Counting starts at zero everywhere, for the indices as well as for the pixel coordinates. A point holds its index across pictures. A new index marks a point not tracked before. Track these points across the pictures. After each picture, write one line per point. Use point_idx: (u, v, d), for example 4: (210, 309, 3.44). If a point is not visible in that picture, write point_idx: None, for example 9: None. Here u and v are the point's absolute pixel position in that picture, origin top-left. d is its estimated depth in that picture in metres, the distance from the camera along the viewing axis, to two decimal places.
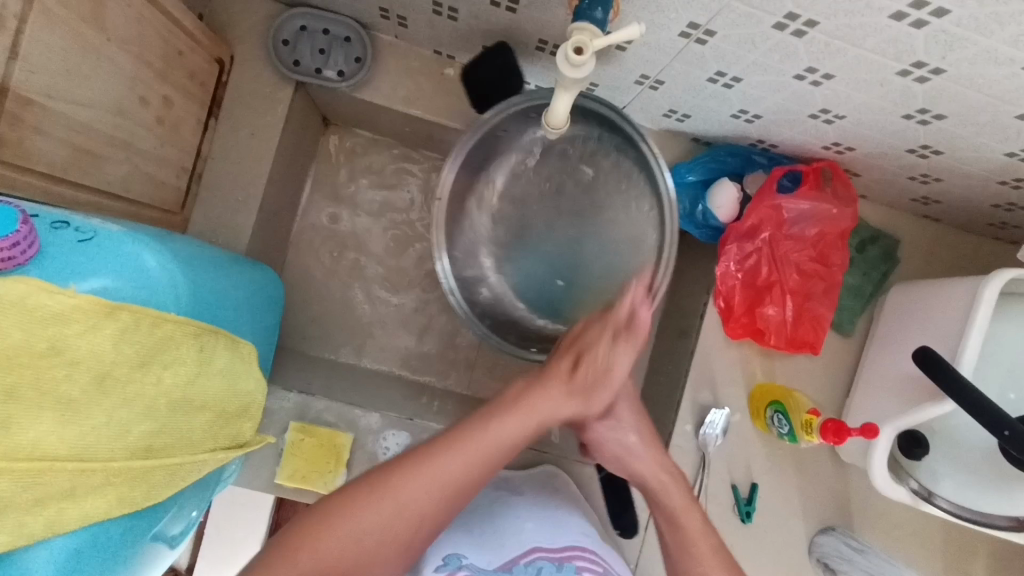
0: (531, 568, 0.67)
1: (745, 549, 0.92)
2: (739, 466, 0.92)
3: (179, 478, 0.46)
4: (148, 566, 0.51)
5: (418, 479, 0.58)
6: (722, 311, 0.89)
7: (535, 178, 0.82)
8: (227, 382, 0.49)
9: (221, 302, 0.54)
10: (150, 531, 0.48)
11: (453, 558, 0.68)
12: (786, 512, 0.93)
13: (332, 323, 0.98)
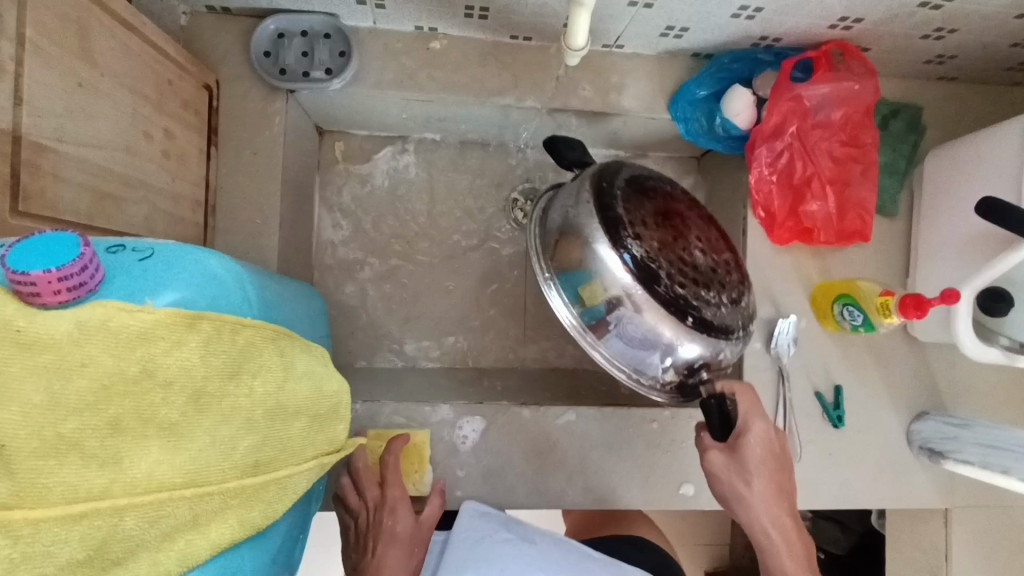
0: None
1: (843, 453, 0.90)
2: (816, 372, 0.90)
3: (291, 491, 0.44)
4: None
5: (402, 542, 0.75)
6: (764, 221, 0.87)
7: None
8: (313, 385, 0.47)
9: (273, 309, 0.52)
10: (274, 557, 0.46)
11: None
12: (874, 407, 0.91)
13: (377, 329, 0.97)
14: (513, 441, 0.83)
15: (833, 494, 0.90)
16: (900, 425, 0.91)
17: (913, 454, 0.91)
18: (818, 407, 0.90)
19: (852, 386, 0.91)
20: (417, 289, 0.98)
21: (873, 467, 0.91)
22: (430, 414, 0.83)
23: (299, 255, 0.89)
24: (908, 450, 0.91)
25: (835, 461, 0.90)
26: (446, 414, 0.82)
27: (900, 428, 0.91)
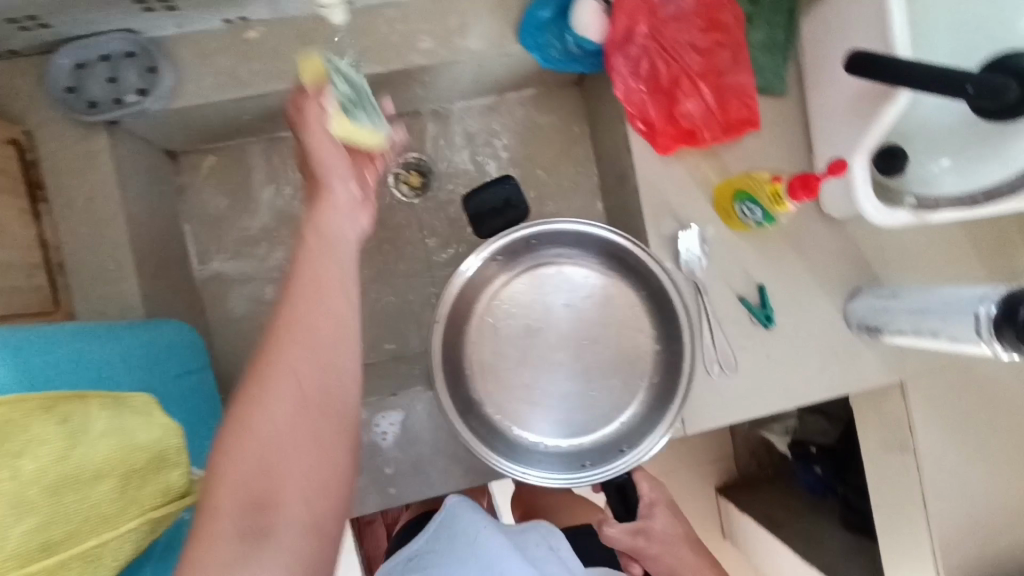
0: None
1: (780, 352, 0.87)
2: (735, 275, 0.86)
3: (108, 555, 0.44)
4: None
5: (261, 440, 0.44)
6: (645, 132, 0.81)
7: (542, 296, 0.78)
8: (118, 442, 0.46)
9: (59, 375, 0.56)
10: None
11: None
12: (803, 297, 0.87)
13: None
14: (438, 423, 0.81)
15: (779, 395, 0.88)
16: (834, 310, 0.88)
17: (853, 334, 0.88)
18: (744, 312, 0.87)
19: (775, 282, 0.87)
20: None
21: (815, 359, 0.88)
22: None
23: (179, 288, 0.85)
24: (847, 332, 0.88)
25: (770, 361, 0.87)
26: (362, 414, 0.80)
27: (835, 313, 0.88)
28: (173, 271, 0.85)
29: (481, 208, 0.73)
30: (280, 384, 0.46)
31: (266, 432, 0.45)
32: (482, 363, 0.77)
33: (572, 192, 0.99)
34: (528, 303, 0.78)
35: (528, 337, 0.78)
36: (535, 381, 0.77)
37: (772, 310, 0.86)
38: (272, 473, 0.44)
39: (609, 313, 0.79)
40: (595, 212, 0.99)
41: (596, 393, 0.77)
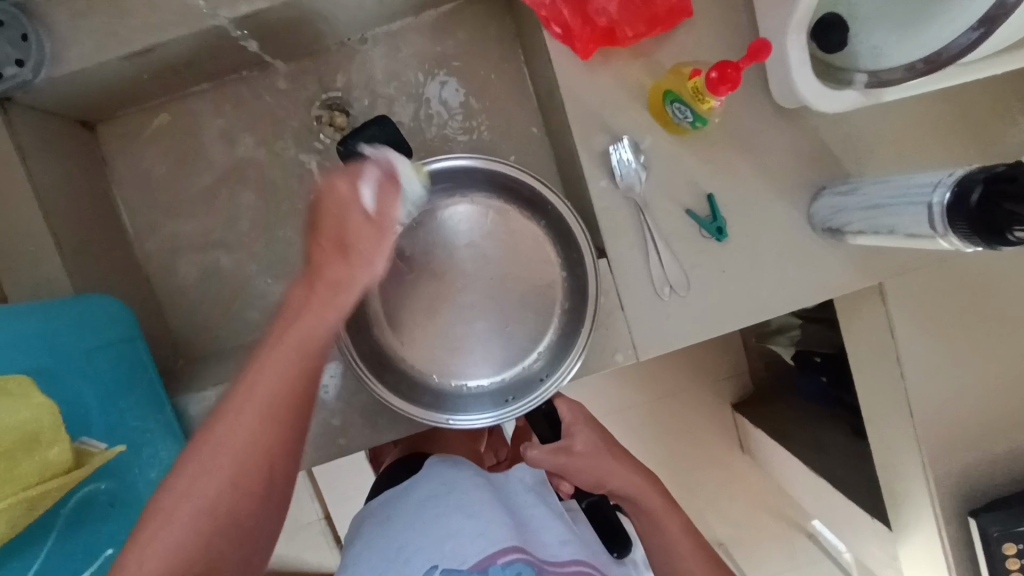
0: (510, 571, 0.55)
1: (738, 265, 0.80)
2: (682, 186, 0.79)
3: None
4: None
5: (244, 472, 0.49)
6: (563, 37, 0.75)
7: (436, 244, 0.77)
8: None
9: None
10: None
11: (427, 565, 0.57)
12: (761, 202, 0.80)
13: (238, 304, 0.94)
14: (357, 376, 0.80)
15: (741, 312, 0.81)
16: (796, 212, 0.80)
17: (818, 236, 0.80)
18: (694, 225, 0.80)
19: (725, 190, 0.79)
20: (263, 250, 0.94)
21: (778, 268, 0.81)
22: None
23: (115, 261, 0.85)
24: (811, 236, 0.80)
25: (731, 275, 0.80)
26: None
27: (798, 216, 0.80)
28: (104, 243, 0.84)
29: (364, 146, 0.71)
30: (216, 432, 0.49)
31: (219, 483, 0.48)
32: (393, 317, 0.78)
33: (509, 122, 0.94)
34: (429, 249, 0.78)
35: (436, 287, 0.77)
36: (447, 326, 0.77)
37: (724, 220, 0.79)
38: (239, 518, 0.48)
39: (512, 250, 0.78)
40: (539, 138, 0.95)
41: (508, 331, 0.78)
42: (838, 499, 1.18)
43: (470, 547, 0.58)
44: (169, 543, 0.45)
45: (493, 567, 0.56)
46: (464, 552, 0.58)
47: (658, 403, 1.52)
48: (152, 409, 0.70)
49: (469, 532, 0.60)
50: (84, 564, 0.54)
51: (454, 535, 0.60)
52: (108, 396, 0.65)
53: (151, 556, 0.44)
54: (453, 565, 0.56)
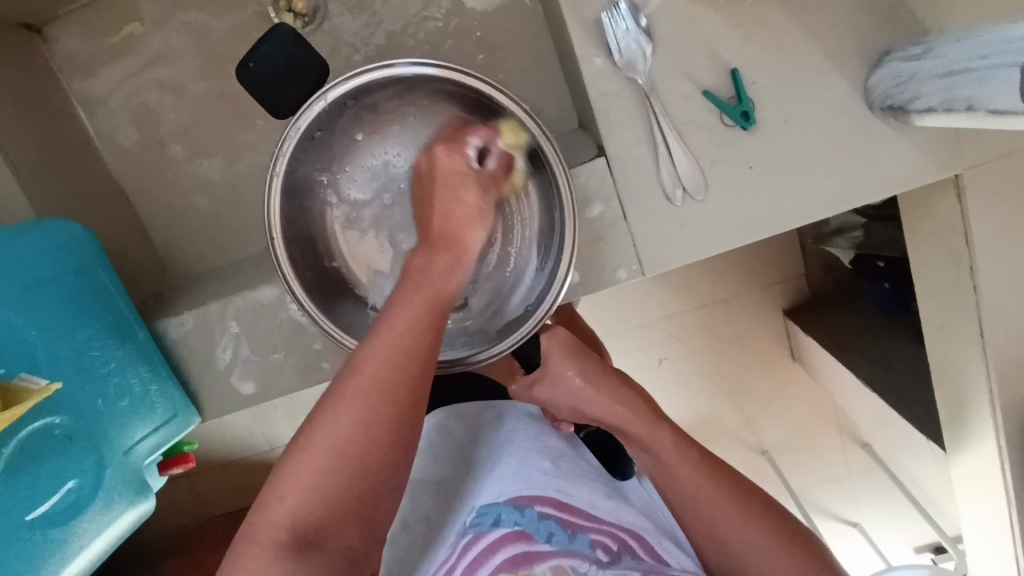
0: (544, 528, 0.59)
1: (769, 157, 0.65)
2: (699, 60, 0.64)
3: None
4: None
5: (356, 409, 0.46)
6: None
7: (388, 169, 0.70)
8: None
9: None
10: None
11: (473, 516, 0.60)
12: (799, 74, 0.64)
13: (221, 223, 0.89)
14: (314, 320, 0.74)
15: (774, 216, 0.67)
16: (847, 85, 0.63)
17: (875, 115, 0.63)
18: (715, 110, 0.65)
19: (753, 63, 0.64)
20: (239, 162, 0.87)
21: (822, 159, 0.65)
22: (256, 297, 0.75)
23: (84, 182, 0.81)
24: (869, 116, 0.64)
25: (758, 171, 0.66)
26: (274, 293, 0.74)
27: (851, 89, 0.63)
28: (66, 161, 0.79)
29: (267, 69, 0.59)
30: (371, 407, 0.47)
31: (356, 442, 0.46)
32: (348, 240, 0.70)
33: None
34: (373, 161, 0.70)
35: (389, 208, 0.71)
36: (402, 243, 0.70)
37: (752, 103, 0.64)
38: (368, 463, 0.46)
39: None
40: (532, 13, 0.79)
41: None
42: (892, 417, 1.05)
43: (513, 487, 0.62)
44: (309, 510, 0.45)
45: (530, 510, 0.60)
46: (508, 495, 0.62)
47: (695, 327, 1.30)
48: (115, 334, 0.66)
49: (514, 480, 0.63)
50: (38, 499, 0.55)
51: (504, 478, 0.64)
52: (53, 327, 0.61)
53: (286, 502, 0.45)
54: (495, 500, 0.61)
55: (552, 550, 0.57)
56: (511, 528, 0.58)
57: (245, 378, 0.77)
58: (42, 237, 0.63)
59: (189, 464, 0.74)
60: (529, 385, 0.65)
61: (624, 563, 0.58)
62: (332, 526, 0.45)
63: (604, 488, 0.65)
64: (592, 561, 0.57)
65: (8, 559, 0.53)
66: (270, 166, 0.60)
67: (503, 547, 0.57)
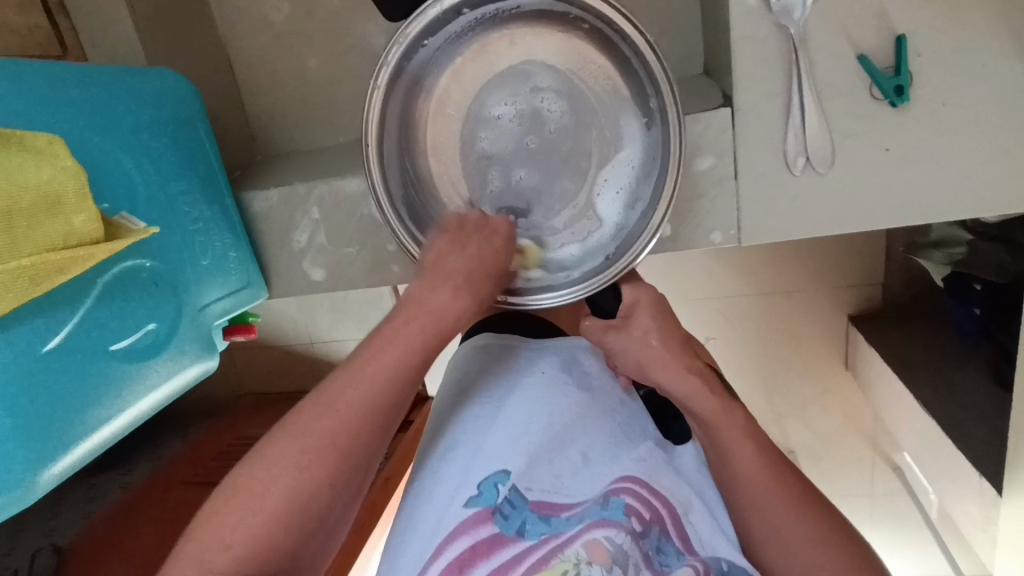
0: (575, 521, 0.49)
1: (912, 141, 0.60)
2: (860, 20, 0.58)
3: (30, 286, 0.45)
4: (66, 388, 0.52)
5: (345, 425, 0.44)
6: None
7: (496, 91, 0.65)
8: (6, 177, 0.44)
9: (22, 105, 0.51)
10: (40, 347, 0.50)
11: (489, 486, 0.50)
12: (973, 56, 0.57)
13: (312, 109, 0.88)
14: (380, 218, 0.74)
15: (893, 211, 0.62)
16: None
17: None
18: (865, 78, 0.59)
19: (925, 32, 0.57)
20: (343, 51, 0.85)
21: (971, 157, 0.59)
22: (341, 187, 0.74)
23: (194, 39, 0.81)
24: None
25: (890, 153, 0.60)
26: (361, 186, 0.74)
27: None
28: (180, 13, 0.78)
29: None
30: (350, 392, 0.45)
31: (321, 436, 0.44)
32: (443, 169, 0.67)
33: None
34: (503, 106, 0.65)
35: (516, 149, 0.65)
36: (494, 182, 0.66)
37: (911, 77, 0.58)
38: (335, 455, 0.44)
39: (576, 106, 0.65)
40: None
41: (560, 193, 0.65)
42: (947, 447, 0.99)
43: (540, 468, 0.52)
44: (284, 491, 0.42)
45: (556, 519, 0.49)
46: (529, 473, 0.51)
47: (755, 313, 1.25)
48: (207, 195, 0.69)
49: (537, 449, 0.53)
50: (123, 332, 0.57)
51: (523, 441, 0.53)
52: (154, 176, 0.63)
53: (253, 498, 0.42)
54: (521, 489, 0.50)
55: (581, 529, 0.48)
56: (538, 539, 0.47)
57: (315, 264, 0.78)
58: (150, 83, 0.64)
59: (251, 335, 0.76)
60: (601, 330, 0.62)
61: (652, 538, 0.50)
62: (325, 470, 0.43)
63: (639, 450, 0.56)
64: (627, 530, 0.48)
65: (97, 386, 0.54)
66: (373, 75, 0.57)
67: (519, 550, 0.46)
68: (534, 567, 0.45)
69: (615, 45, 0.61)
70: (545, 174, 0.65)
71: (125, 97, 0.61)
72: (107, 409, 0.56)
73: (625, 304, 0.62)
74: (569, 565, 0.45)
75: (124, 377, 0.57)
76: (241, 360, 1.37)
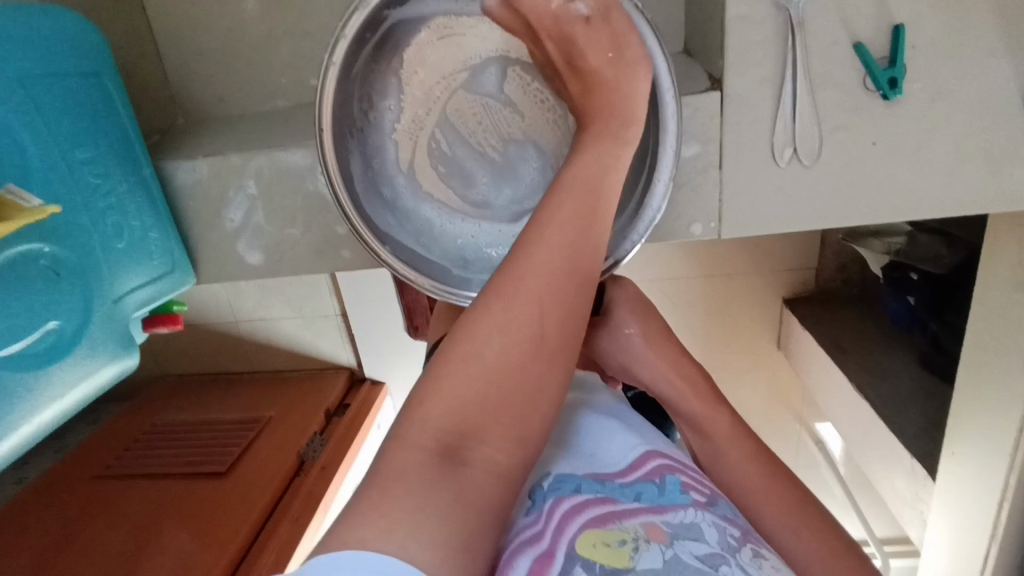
0: (630, 490, 0.45)
1: (899, 138, 0.58)
2: (861, 3, 0.55)
3: None
4: None
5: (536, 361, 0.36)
6: None
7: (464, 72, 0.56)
8: None
9: None
10: None
11: (562, 480, 0.45)
12: (968, 51, 0.55)
13: (244, 66, 0.77)
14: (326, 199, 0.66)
15: (870, 207, 0.61)
16: (1011, 78, 0.56)
17: None
18: (859, 67, 0.57)
19: (924, 22, 0.55)
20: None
21: (950, 155, 0.59)
22: (283, 161, 0.65)
23: None
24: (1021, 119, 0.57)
25: (875, 146, 0.59)
26: (305, 159, 0.64)
27: (1016, 82, 0.56)
28: None
29: None
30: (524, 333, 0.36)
31: (494, 358, 0.35)
32: (414, 160, 0.57)
33: None
34: (477, 85, 0.56)
35: (488, 136, 0.57)
36: (463, 173, 0.58)
37: (905, 70, 0.56)
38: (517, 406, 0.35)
39: (554, 90, 0.56)
40: None
41: (532, 185, 0.57)
42: (876, 431, 1.02)
43: (580, 457, 0.48)
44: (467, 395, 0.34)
45: (611, 481, 0.46)
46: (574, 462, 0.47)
47: (702, 297, 1.26)
48: (119, 167, 0.58)
49: (580, 443, 0.50)
50: (17, 333, 0.46)
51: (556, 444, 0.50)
52: (53, 140, 0.51)
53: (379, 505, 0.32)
54: (566, 471, 0.46)
55: (640, 508, 0.43)
56: (594, 493, 0.44)
57: (252, 247, 0.69)
58: (45, 26, 0.52)
59: (176, 326, 0.66)
60: (577, 330, 0.57)
61: (721, 507, 0.45)
62: (478, 421, 0.34)
63: (668, 446, 0.53)
64: (690, 505, 0.43)
65: None
66: (328, 49, 0.49)
67: (588, 515, 0.42)
68: (591, 522, 0.41)
69: None
70: (513, 165, 0.58)
71: (10, 40, 0.49)
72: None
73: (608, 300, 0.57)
74: (627, 536, 0.40)
75: (18, 390, 0.47)
76: (156, 342, 1.23)
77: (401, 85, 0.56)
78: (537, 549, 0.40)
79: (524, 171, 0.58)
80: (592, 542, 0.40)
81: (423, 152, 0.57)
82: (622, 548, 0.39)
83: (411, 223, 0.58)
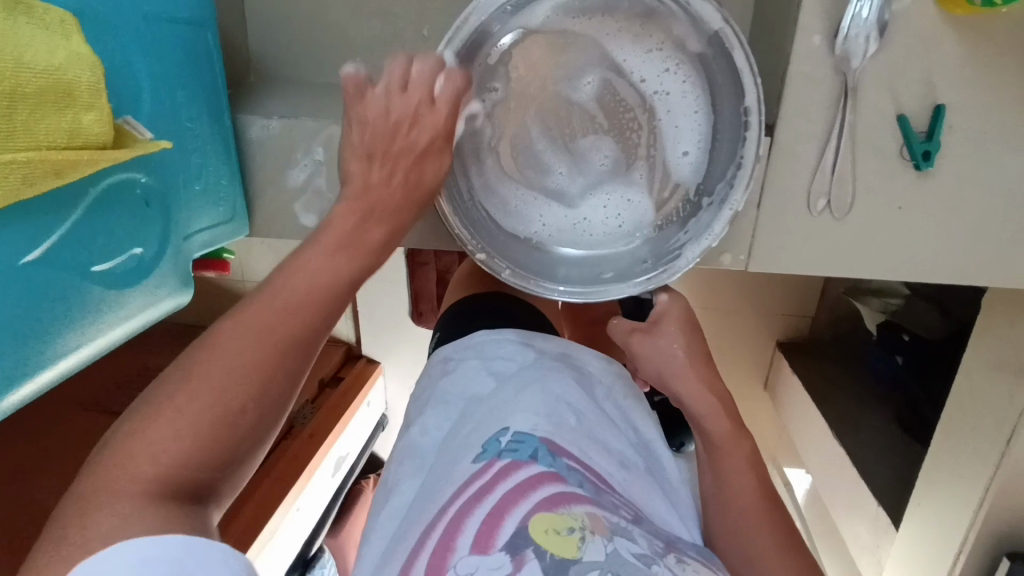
0: (578, 472, 0.49)
1: (923, 207, 0.64)
2: (910, 81, 0.60)
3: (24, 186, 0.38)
4: (44, 310, 0.45)
5: (238, 386, 0.44)
6: None
7: (561, 76, 0.61)
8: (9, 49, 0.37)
9: None
10: (20, 261, 0.42)
11: (516, 443, 0.50)
12: (997, 140, 0.61)
13: (322, 40, 0.81)
14: None
15: (886, 265, 0.67)
16: None
17: None
18: (898, 137, 0.62)
19: (962, 108, 0.60)
20: None
21: (965, 232, 0.64)
22: None
23: None
24: None
25: (900, 211, 0.64)
26: None
27: None
28: None
29: None
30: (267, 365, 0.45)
31: (212, 391, 0.43)
32: (501, 146, 0.62)
33: None
34: (571, 89, 0.61)
35: (573, 137, 0.62)
36: (543, 168, 0.63)
37: (939, 146, 0.61)
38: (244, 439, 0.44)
39: (639, 104, 0.61)
40: None
41: (607, 186, 0.63)
42: (849, 477, 1.07)
43: (547, 419, 0.53)
44: (188, 415, 0.42)
45: (565, 455, 0.50)
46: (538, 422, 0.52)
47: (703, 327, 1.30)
48: (209, 116, 0.61)
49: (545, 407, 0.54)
50: (109, 253, 0.50)
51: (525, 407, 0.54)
52: (164, 83, 0.56)
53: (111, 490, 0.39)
54: (526, 430, 0.51)
55: (584, 494, 0.48)
56: (547, 468, 0.48)
57: (307, 209, 0.72)
58: None
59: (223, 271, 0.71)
60: (626, 332, 0.63)
61: (652, 519, 0.50)
62: (228, 427, 0.43)
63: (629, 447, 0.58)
64: (625, 514, 0.48)
65: (76, 313, 0.48)
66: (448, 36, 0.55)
67: (531, 479, 0.47)
68: (541, 505, 0.45)
69: (697, 55, 0.58)
70: (592, 166, 0.63)
71: None
72: (80, 341, 0.49)
73: (658, 312, 0.63)
74: (576, 525, 0.45)
75: (101, 305, 0.50)
76: None
77: (505, 76, 0.60)
78: (480, 505, 0.45)
79: (602, 172, 0.63)
80: (543, 528, 0.44)
81: (511, 143, 0.62)
82: (570, 538, 0.44)
83: (491, 201, 0.64)
